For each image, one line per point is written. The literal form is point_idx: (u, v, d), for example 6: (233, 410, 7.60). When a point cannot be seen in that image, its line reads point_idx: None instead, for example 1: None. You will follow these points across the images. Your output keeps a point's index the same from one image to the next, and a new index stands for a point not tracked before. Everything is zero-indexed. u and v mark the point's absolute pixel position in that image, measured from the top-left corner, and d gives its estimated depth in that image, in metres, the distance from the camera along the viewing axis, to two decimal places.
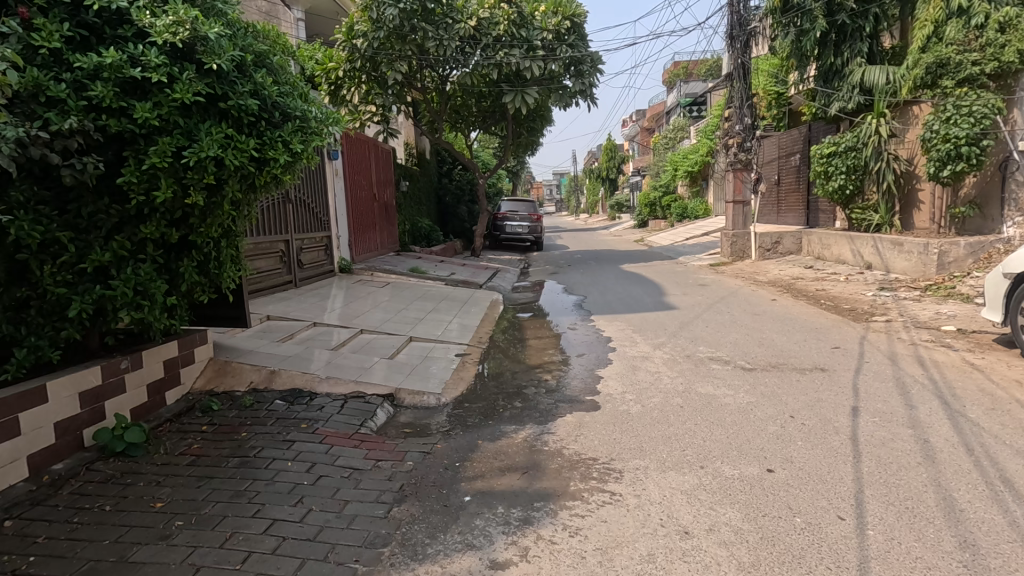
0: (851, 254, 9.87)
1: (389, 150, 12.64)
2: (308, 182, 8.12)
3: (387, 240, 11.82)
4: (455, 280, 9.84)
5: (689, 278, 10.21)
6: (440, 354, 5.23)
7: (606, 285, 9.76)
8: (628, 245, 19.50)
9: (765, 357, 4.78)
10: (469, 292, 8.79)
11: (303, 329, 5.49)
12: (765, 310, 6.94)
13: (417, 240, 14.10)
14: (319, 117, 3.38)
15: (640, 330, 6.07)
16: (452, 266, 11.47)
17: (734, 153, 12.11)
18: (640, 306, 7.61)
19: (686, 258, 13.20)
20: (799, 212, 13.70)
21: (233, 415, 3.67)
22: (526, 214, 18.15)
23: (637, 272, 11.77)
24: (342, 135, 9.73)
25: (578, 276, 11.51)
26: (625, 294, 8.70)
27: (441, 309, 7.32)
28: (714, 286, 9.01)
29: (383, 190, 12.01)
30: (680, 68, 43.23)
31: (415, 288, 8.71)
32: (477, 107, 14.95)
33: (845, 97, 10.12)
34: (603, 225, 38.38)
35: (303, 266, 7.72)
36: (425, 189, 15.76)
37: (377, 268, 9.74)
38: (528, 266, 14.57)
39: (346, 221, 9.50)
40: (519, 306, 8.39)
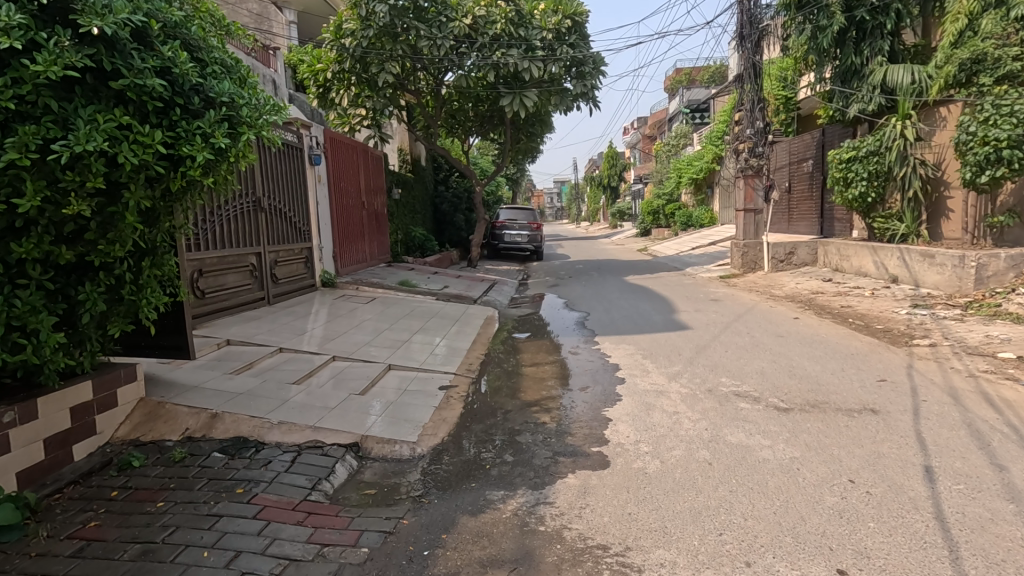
0: (874, 266, 9.18)
1: (381, 155, 11.97)
2: (285, 188, 7.43)
3: (376, 250, 11.15)
4: (449, 294, 9.15)
5: (699, 292, 9.52)
6: (423, 387, 4.52)
7: (610, 300, 9.07)
8: (632, 255, 18.83)
9: (800, 392, 4.09)
10: (462, 309, 8.09)
11: (266, 357, 4.79)
12: (788, 330, 6.25)
13: (411, 250, 13.45)
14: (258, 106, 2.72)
15: (650, 355, 5.38)
16: (446, 279, 10.77)
17: (744, 158, 11.45)
18: (649, 325, 6.91)
19: (694, 269, 12.52)
20: (812, 221, 13.03)
21: (155, 475, 2.97)
22: (525, 223, 17.51)
23: (643, 284, 11.09)
24: (325, 136, 9.04)
25: (580, 289, 10.82)
26: (631, 310, 8.02)
27: (430, 330, 6.61)
28: (727, 302, 8.32)
29: (374, 198, 11.34)
30: (682, 76, 42.77)
31: (403, 304, 8.00)
32: (474, 110, 14.32)
33: (866, 98, 9.45)
34: (605, 233, 37.74)
35: (278, 280, 7.04)
36: (420, 197, 15.10)
37: (363, 281, 9.05)
38: (528, 277, 13.89)
39: (329, 230, 8.81)
40: (516, 324, 7.70)
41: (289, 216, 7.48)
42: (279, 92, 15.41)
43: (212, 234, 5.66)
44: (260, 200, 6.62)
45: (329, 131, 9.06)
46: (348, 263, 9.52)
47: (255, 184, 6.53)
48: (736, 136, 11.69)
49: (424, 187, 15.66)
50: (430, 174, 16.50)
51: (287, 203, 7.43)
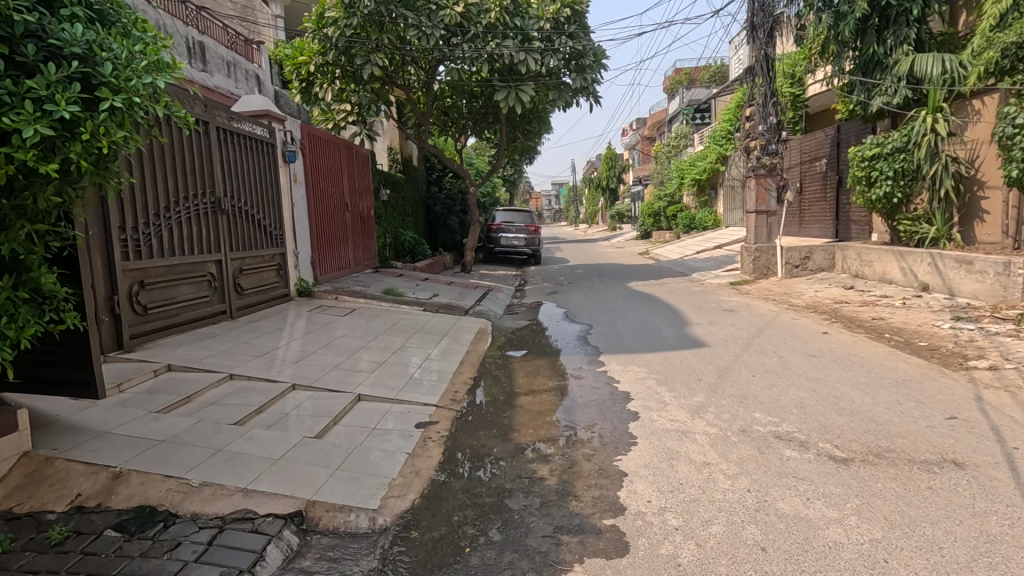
0: (900, 273, 8.46)
1: (369, 154, 11.19)
2: (253, 187, 6.64)
3: (362, 255, 10.37)
4: (439, 303, 8.38)
5: (710, 301, 8.78)
6: (397, 426, 3.74)
7: (614, 310, 8.32)
8: (633, 259, 18.10)
9: (856, 434, 3.33)
10: (452, 321, 7.32)
11: (210, 387, 4.00)
12: (819, 347, 5.51)
13: (401, 255, 12.68)
14: (132, 59, 2.16)
15: (666, 379, 4.63)
16: (437, 287, 10.00)
17: (756, 157, 10.69)
18: (660, 340, 6.15)
19: (701, 275, 11.78)
20: (825, 223, 12.31)
21: (16, 569, 2.18)
22: (522, 225, 16.79)
23: (648, 292, 10.35)
24: (303, 129, 8.24)
25: (581, 296, 10.09)
26: (639, 322, 7.27)
27: (413, 347, 5.83)
28: (743, 313, 7.58)
29: (360, 199, 10.56)
30: (681, 76, 42.12)
31: (386, 317, 7.22)
32: (468, 107, 13.59)
33: (891, 90, 8.72)
34: (604, 236, 37.02)
35: (243, 291, 6.26)
36: (411, 199, 14.34)
37: (344, 291, 8.27)
38: (525, 282, 13.14)
39: (305, 234, 8.02)
40: (512, 338, 6.94)
41: (258, 219, 6.70)
42: (263, 88, 14.72)
43: (157, 239, 4.87)
44: (220, 200, 5.83)
45: (308, 124, 8.26)
46: (328, 270, 8.76)
47: (213, 182, 5.74)
48: (747, 133, 10.94)
49: (415, 189, 14.90)
50: (422, 175, 15.73)
51: (255, 204, 6.65)
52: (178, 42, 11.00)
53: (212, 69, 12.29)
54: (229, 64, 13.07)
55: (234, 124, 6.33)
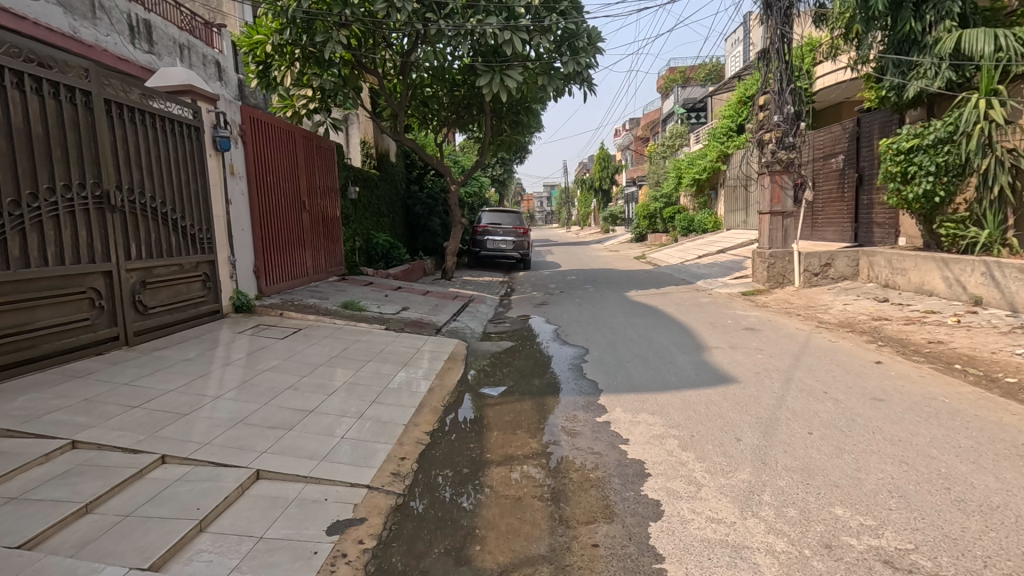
0: (944, 284, 7.30)
1: (334, 148, 9.89)
2: (168, 179, 5.33)
3: (323, 261, 9.07)
4: (407, 319, 7.10)
5: (724, 315, 7.59)
6: (296, 532, 2.46)
7: (613, 326, 7.09)
8: (630, 264, 16.92)
9: (1013, 560, 2.11)
10: (418, 344, 6.04)
11: (28, 466, 2.69)
12: (881, 384, 4.30)
13: (374, 260, 11.39)
14: None
15: (692, 439, 3.39)
16: (409, 299, 8.71)
17: (771, 150, 9.49)
18: (674, 371, 4.91)
19: (707, 283, 10.60)
20: (843, 226, 11.16)
21: None
22: (510, 228, 15.60)
23: (650, 303, 9.15)
24: (241, 110, 6.92)
25: (575, 308, 8.86)
26: (644, 344, 6.03)
27: (360, 382, 4.55)
28: (767, 332, 6.37)
29: (322, 199, 9.24)
30: (676, 74, 41.14)
31: (337, 338, 5.92)
32: (449, 97, 12.38)
33: (931, 72, 7.55)
34: (597, 238, 35.99)
35: (147, 310, 4.94)
36: (387, 198, 13.06)
37: (293, 305, 6.96)
38: (513, 291, 11.92)
39: (243, 237, 6.71)
40: (489, 364, 5.68)
41: (174, 218, 5.39)
42: (225, 77, 13.43)
43: None
44: (110, 194, 4.53)
45: (249, 107, 6.97)
46: (275, 280, 7.43)
47: (99, 171, 4.44)
48: (760, 125, 9.75)
49: (393, 187, 13.61)
50: (401, 173, 14.42)
51: (170, 201, 5.35)
52: (118, 19, 9.63)
53: (161, 51, 10.94)
54: (184, 47, 11.73)
55: (140, 99, 5.06)
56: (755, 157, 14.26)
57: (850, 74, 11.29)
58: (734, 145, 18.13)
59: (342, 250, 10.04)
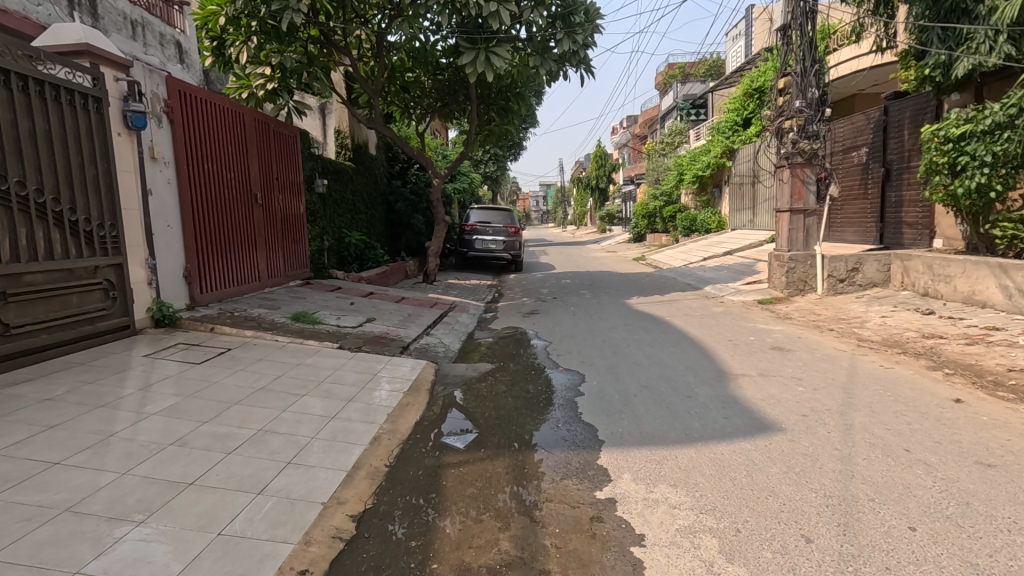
0: (1001, 294, 6.23)
1: (297, 136, 8.71)
2: (46, 160, 4.19)
3: (279, 264, 7.94)
4: (370, 334, 5.96)
5: (743, 329, 6.49)
6: None
7: (614, 343, 5.99)
8: (628, 266, 15.82)
9: None
10: (374, 369, 4.91)
11: None
12: (978, 436, 3.20)
13: (347, 262, 10.25)
14: None
15: (738, 540, 2.29)
16: (378, 308, 7.56)
17: (792, 140, 8.34)
18: (695, 411, 3.81)
19: (717, 289, 9.53)
20: (867, 226, 10.09)
21: None
22: (500, 226, 14.51)
23: (654, 313, 8.07)
24: (168, 82, 5.72)
25: (568, 318, 7.76)
26: (653, 369, 4.93)
27: (279, 430, 3.42)
28: (800, 353, 5.28)
29: (281, 193, 8.07)
30: (676, 70, 40.08)
31: (274, 361, 4.77)
32: (433, 82, 11.26)
33: (985, 46, 6.48)
34: (593, 238, 35.01)
35: (8, 330, 3.80)
36: (364, 193, 11.94)
37: (230, 318, 5.80)
38: (501, 296, 10.82)
39: (167, 237, 5.57)
40: (461, 395, 4.56)
41: (55, 210, 4.25)
42: (187, 59, 12.27)
43: None
44: None
45: (177, 78, 5.78)
46: (211, 286, 6.27)
47: None
48: (778, 112, 8.65)
49: (370, 181, 12.47)
50: (379, 166, 13.24)
51: (50, 188, 4.21)
52: None
53: (108, 27, 9.76)
54: (136, 24, 10.54)
55: (5, 56, 3.87)
56: (765, 152, 13.20)
57: (880, 57, 10.21)
58: (738, 140, 17.32)
59: (305, 252, 8.87)
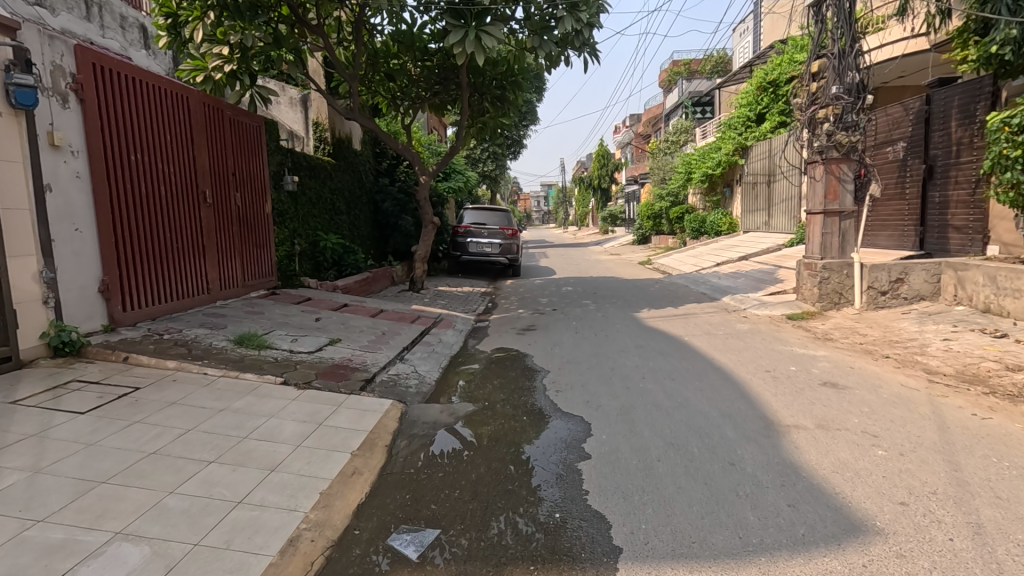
0: None
1: (260, 125, 7.63)
2: None
3: (235, 272, 6.89)
4: (328, 364, 4.88)
5: (778, 354, 5.42)
6: None
7: (626, 374, 4.92)
8: (633, 271, 14.77)
9: None
10: (320, 415, 3.84)
11: None
12: None
13: (323, 269, 9.20)
14: None
15: None
16: (348, 325, 6.49)
17: (826, 132, 7.26)
18: (746, 494, 2.73)
19: (737, 301, 8.47)
20: (905, 230, 9.03)
21: None
22: (496, 228, 13.47)
23: (668, 329, 7.01)
24: (77, 50, 4.63)
25: (570, 335, 6.70)
26: (678, 416, 3.85)
27: (149, 532, 2.35)
28: (860, 392, 4.21)
29: (238, 189, 7.01)
30: (681, 66, 39.02)
31: (192, 405, 3.71)
32: (421, 69, 10.22)
33: None
34: (596, 239, 33.98)
35: None
36: (345, 191, 10.91)
37: (156, 343, 4.73)
38: (495, 306, 9.76)
39: (74, 243, 4.51)
40: (430, 452, 3.48)
41: None
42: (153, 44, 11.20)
43: None
44: None
45: (89, 47, 4.71)
46: (141, 300, 5.23)
47: None
48: (810, 102, 7.50)
49: (352, 178, 11.44)
50: (363, 163, 12.19)
51: None
52: None
53: (55, 4, 8.68)
54: (91, 4, 9.45)
55: None
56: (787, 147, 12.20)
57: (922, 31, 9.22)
58: (750, 136, 16.35)
59: (270, 256, 7.82)
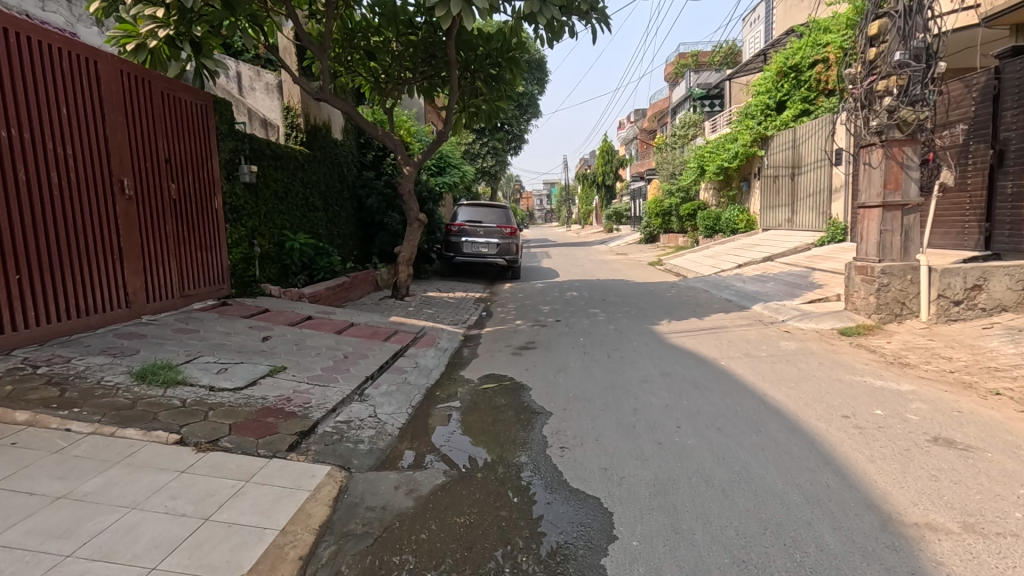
0: None
1: (206, 104, 6.39)
2: None
3: (170, 279, 5.67)
4: (255, 408, 3.64)
5: (849, 387, 4.16)
6: None
7: (655, 420, 3.66)
8: (644, 272, 13.52)
9: None
10: (212, 500, 2.59)
11: None
12: None
13: (291, 273, 7.96)
14: None
15: None
16: (303, 347, 5.25)
17: (887, 108, 5.97)
18: None
19: (773, 311, 7.22)
20: (965, 226, 7.76)
21: None
22: (493, 226, 12.23)
23: (697, 347, 5.76)
24: None
25: (577, 357, 5.45)
26: (741, 503, 2.60)
27: None
28: (995, 456, 2.94)
29: (173, 179, 5.77)
30: (688, 59, 37.67)
31: (14, 490, 2.47)
32: (406, 45, 9.01)
33: None
34: (601, 238, 32.76)
35: None
36: (321, 185, 9.69)
37: (18, 381, 3.48)
38: (491, 315, 8.51)
39: None
40: (367, 570, 2.25)
41: None
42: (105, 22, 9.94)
43: None
44: None
45: None
46: (13, 320, 4.00)
47: None
48: (867, 73, 6.19)
49: (330, 171, 10.21)
50: (343, 155, 10.94)
51: None
52: None
53: None
54: None
55: None
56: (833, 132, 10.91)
57: None
58: (770, 126, 15.10)
59: (219, 259, 6.59)
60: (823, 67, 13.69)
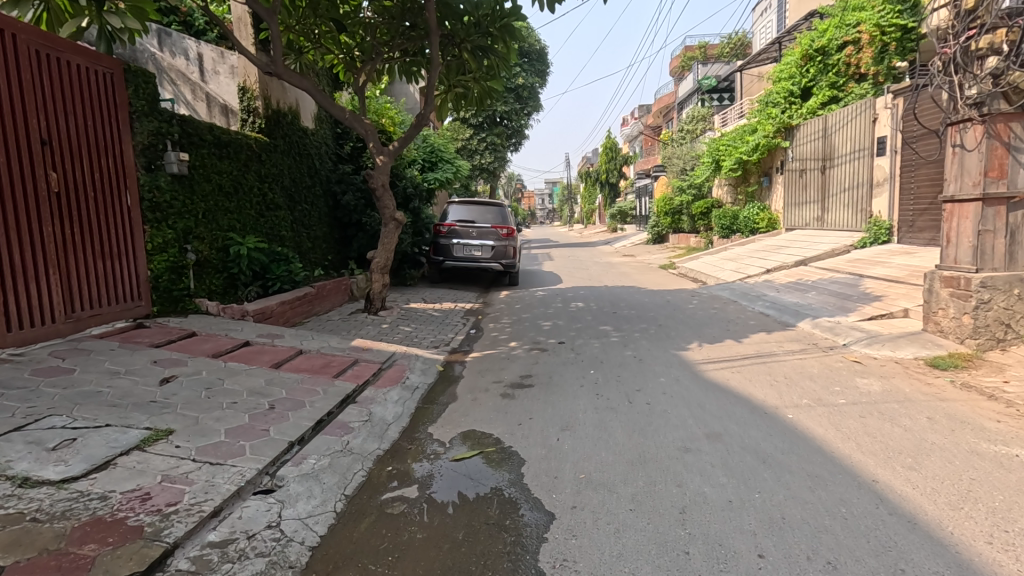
0: None
1: (112, 73, 5.12)
2: None
3: (43, 298, 4.37)
4: (73, 524, 2.24)
5: (1001, 468, 2.77)
6: None
7: (718, 543, 2.27)
8: (657, 277, 12.14)
9: None
10: None
11: None
12: None
13: (239, 285, 6.61)
14: None
15: None
16: (215, 392, 3.86)
17: (992, 71, 4.55)
18: None
19: (828, 332, 5.81)
20: None
21: None
22: (487, 226, 10.83)
23: (746, 385, 4.37)
24: None
25: (588, 405, 4.05)
26: None
27: None
28: None
29: (54, 167, 4.53)
30: (695, 52, 36.21)
31: None
32: (380, 12, 7.58)
33: None
34: (605, 238, 31.42)
35: None
36: (285, 179, 8.33)
37: None
38: (481, 332, 7.12)
39: None
40: None
41: None
42: None
43: None
44: None
45: None
46: None
47: None
48: (966, 26, 4.70)
49: (297, 164, 8.85)
50: (315, 146, 9.53)
51: None
52: None
53: None
54: None
55: None
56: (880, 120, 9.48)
57: None
58: (795, 114, 13.63)
59: (129, 270, 5.23)
60: (853, 49, 12.43)
